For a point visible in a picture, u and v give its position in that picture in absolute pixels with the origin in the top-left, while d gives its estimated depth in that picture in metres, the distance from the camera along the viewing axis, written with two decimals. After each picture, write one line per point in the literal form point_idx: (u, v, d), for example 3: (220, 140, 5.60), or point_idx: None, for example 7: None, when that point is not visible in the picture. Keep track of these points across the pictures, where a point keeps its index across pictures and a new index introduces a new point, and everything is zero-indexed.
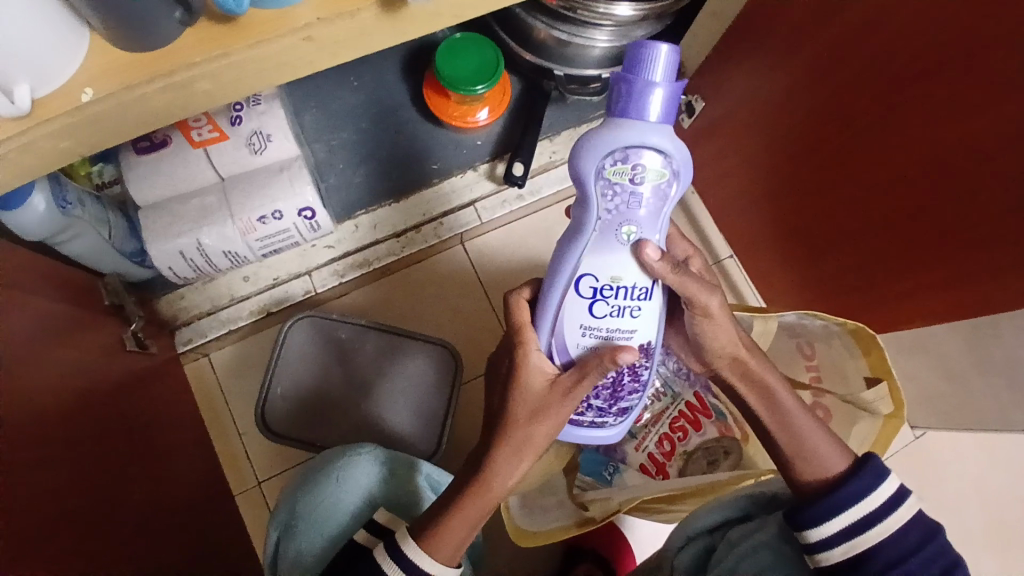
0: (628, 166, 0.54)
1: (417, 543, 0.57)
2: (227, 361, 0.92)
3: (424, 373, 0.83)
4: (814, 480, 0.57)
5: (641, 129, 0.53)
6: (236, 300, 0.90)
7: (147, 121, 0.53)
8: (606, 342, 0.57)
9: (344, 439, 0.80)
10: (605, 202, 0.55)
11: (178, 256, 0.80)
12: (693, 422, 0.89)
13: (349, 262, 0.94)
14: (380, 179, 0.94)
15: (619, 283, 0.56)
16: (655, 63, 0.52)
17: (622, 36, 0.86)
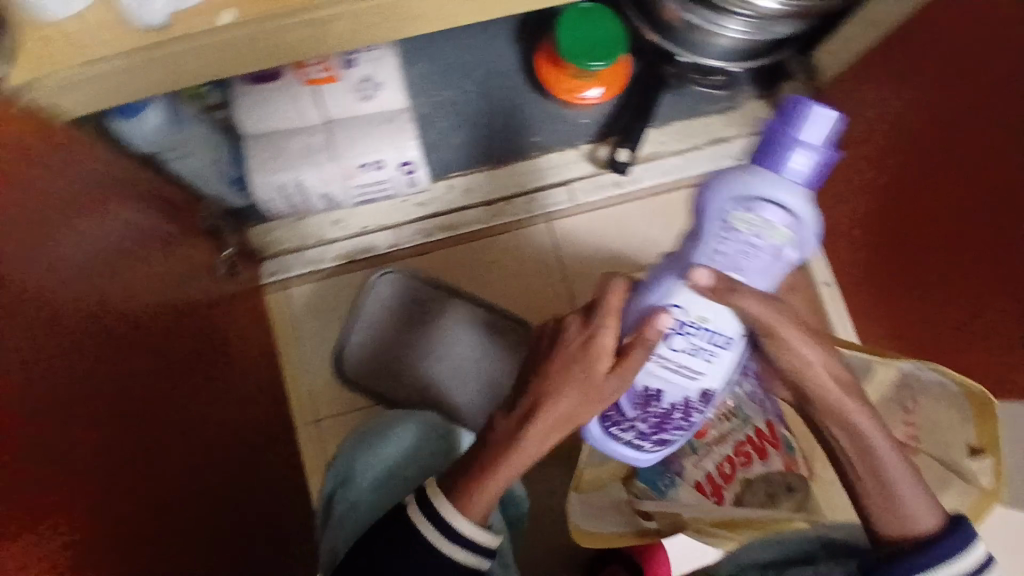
0: (755, 217, 0.51)
1: (450, 499, 0.51)
2: (305, 299, 0.92)
3: (498, 358, 0.83)
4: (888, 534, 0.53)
5: (777, 186, 0.50)
6: (324, 243, 0.91)
7: (279, 50, 0.52)
8: (671, 374, 0.56)
9: (403, 398, 0.83)
10: (719, 244, 0.52)
11: (278, 191, 0.81)
12: (757, 451, 0.88)
13: (438, 223, 0.92)
14: (480, 144, 0.93)
15: (703, 323, 0.55)
16: (812, 123, 0.48)
17: (759, 30, 0.79)
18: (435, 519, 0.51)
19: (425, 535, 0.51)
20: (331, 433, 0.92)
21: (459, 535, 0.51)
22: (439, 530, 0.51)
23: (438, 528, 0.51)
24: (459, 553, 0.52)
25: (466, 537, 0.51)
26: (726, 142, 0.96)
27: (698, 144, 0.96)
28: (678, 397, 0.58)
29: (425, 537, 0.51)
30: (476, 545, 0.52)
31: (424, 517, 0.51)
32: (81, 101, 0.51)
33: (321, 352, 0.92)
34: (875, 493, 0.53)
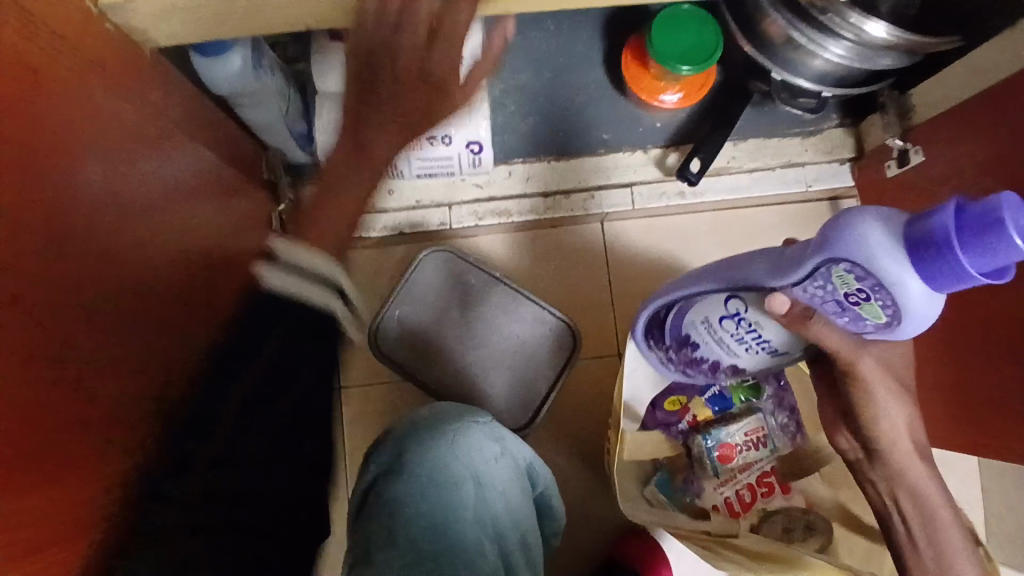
0: (856, 287, 0.48)
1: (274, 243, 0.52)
2: (347, 264, 0.91)
3: (547, 360, 0.79)
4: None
5: (900, 276, 0.45)
6: (376, 212, 0.88)
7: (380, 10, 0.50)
8: (711, 341, 0.62)
9: (442, 384, 0.77)
10: (808, 287, 0.50)
11: (342, 153, 0.79)
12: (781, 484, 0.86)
13: (491, 207, 0.90)
14: (549, 133, 0.90)
15: (756, 326, 0.57)
16: (985, 245, 0.41)
17: (862, 59, 0.76)
18: (283, 272, 0.50)
19: (274, 283, 0.49)
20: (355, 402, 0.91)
21: (296, 275, 0.50)
22: (286, 275, 0.50)
23: (289, 276, 0.50)
24: (315, 294, 0.50)
25: (303, 274, 0.50)
26: (799, 166, 0.93)
27: (769, 165, 0.93)
28: (710, 358, 0.65)
29: (277, 290, 0.49)
30: (315, 279, 0.51)
31: (271, 275, 0.50)
32: (165, 30, 0.51)
33: None
34: (930, 564, 0.56)
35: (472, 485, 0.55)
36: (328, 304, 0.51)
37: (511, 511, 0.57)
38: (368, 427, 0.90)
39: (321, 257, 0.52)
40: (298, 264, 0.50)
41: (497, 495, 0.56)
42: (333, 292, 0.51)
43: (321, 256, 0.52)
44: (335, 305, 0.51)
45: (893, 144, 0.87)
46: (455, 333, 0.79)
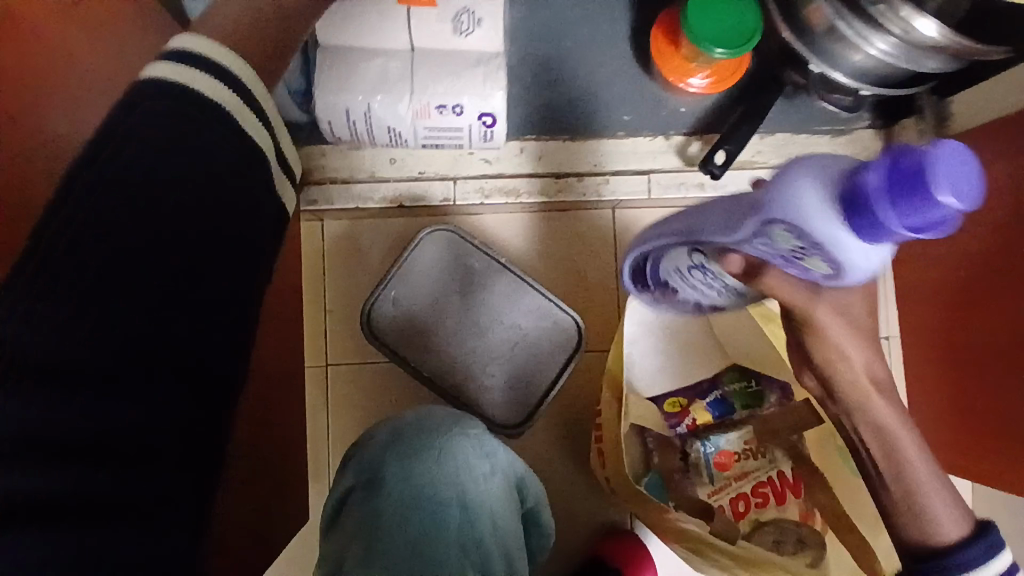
0: (795, 243, 0.43)
1: (175, 48, 0.40)
2: (340, 233, 0.85)
3: (552, 355, 0.75)
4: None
5: (833, 236, 0.40)
6: (374, 180, 0.81)
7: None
8: (682, 285, 0.59)
9: (436, 371, 0.73)
10: (752, 242, 0.45)
11: (342, 115, 0.72)
12: (777, 495, 0.78)
13: (499, 185, 0.83)
14: (566, 110, 0.84)
15: (718, 278, 0.53)
16: (924, 207, 0.36)
17: (905, 60, 0.72)
18: (173, 57, 0.39)
19: (173, 82, 0.38)
20: (341, 379, 0.86)
21: (201, 68, 0.40)
22: (181, 64, 0.39)
23: (180, 62, 0.39)
24: (225, 96, 0.40)
25: (214, 69, 0.40)
26: None
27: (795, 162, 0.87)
28: (690, 298, 0.62)
29: (164, 82, 0.38)
30: (225, 76, 0.40)
31: (155, 65, 0.39)
32: None
33: (345, 293, 0.86)
34: (899, 502, 0.50)
35: (460, 502, 0.51)
36: (240, 107, 0.41)
37: (499, 532, 0.52)
38: (353, 408, 0.86)
39: (236, 57, 0.42)
40: (199, 52, 0.40)
41: (486, 516, 0.51)
42: (252, 103, 0.42)
43: (227, 50, 0.41)
44: (252, 117, 0.41)
45: None
46: (451, 321, 0.74)
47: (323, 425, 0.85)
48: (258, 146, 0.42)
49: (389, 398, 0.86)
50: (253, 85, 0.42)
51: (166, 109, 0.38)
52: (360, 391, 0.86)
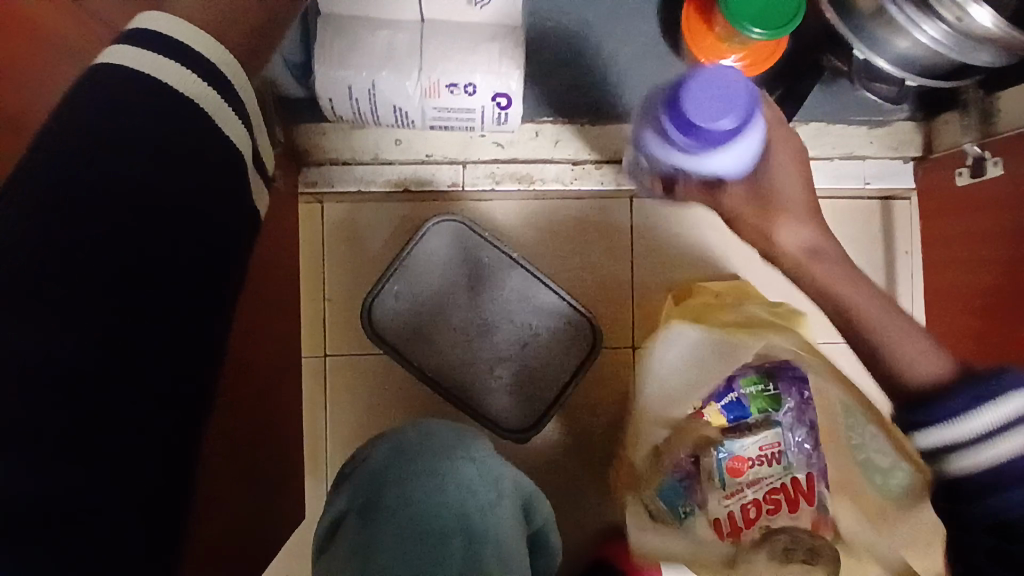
0: (658, 162, 0.60)
1: (139, 29, 0.34)
2: (341, 218, 0.80)
3: (564, 357, 0.70)
4: (955, 440, 0.45)
5: (668, 156, 0.57)
6: (378, 163, 0.76)
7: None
8: (646, 171, 0.67)
9: (439, 370, 0.69)
10: (644, 161, 0.64)
11: (345, 93, 0.66)
12: (791, 503, 0.70)
13: (510, 171, 0.78)
14: (586, 91, 0.77)
15: (652, 161, 0.62)
16: (692, 108, 0.52)
17: (956, 50, 0.67)
18: (135, 42, 0.34)
19: (142, 71, 0.34)
20: (340, 372, 0.82)
21: (170, 55, 0.34)
22: (142, 48, 0.34)
23: (143, 46, 0.34)
24: (198, 87, 0.35)
25: (184, 56, 0.35)
26: (859, 161, 0.84)
27: (828, 154, 0.83)
28: (654, 189, 0.69)
29: (120, 68, 0.34)
30: (197, 67, 0.35)
31: (113, 48, 0.34)
32: None
33: (344, 282, 0.81)
34: (882, 364, 0.51)
35: (466, 515, 0.47)
36: (213, 102, 0.35)
37: (503, 566, 0.46)
38: (351, 402, 0.82)
39: (221, 48, 0.36)
40: (168, 35, 0.34)
41: (491, 548, 0.46)
42: (232, 98, 0.36)
43: (208, 36, 0.36)
44: (230, 113, 0.36)
45: (969, 151, 0.75)
46: (454, 318, 0.69)
47: (320, 420, 0.81)
48: (233, 146, 0.36)
49: (388, 394, 0.82)
50: (237, 82, 0.37)
51: (146, 106, 0.34)
52: (359, 385, 0.82)
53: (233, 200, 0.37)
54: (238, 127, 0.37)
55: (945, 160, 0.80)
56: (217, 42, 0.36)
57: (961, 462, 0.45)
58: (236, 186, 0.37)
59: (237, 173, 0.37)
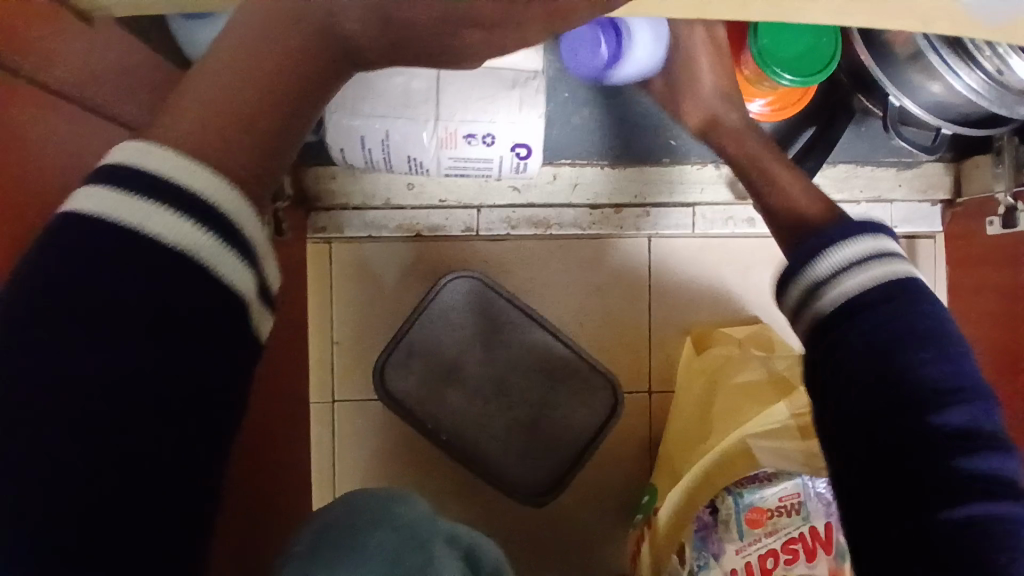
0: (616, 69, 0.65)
1: (128, 166, 0.32)
2: (352, 260, 0.76)
3: (581, 411, 0.70)
4: (828, 271, 0.47)
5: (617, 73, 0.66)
6: (391, 207, 0.74)
7: (448, 19, 0.34)
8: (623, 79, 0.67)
9: (453, 431, 0.69)
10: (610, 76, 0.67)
11: (357, 141, 0.63)
12: (809, 553, 0.62)
13: (528, 215, 0.76)
14: (606, 132, 0.75)
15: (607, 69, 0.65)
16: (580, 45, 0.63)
17: (997, 101, 0.62)
18: (116, 185, 0.31)
19: (131, 221, 0.31)
20: (350, 419, 0.78)
21: (157, 197, 0.32)
22: (127, 193, 0.31)
23: (128, 191, 0.31)
24: (195, 238, 0.32)
25: (178, 196, 0.32)
26: (887, 203, 0.80)
27: (856, 197, 0.80)
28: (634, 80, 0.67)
29: (97, 216, 0.31)
30: (191, 207, 0.32)
31: (89, 189, 0.31)
32: None
33: (352, 328, 0.77)
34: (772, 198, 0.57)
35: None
36: (210, 244, 0.32)
37: None
38: (359, 454, 0.78)
39: (218, 181, 0.33)
40: (159, 174, 0.32)
41: None
42: (236, 239, 0.33)
43: (205, 170, 0.33)
44: (229, 257, 0.33)
45: (1001, 199, 0.72)
46: (463, 373, 0.70)
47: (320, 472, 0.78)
48: (231, 288, 0.33)
49: (391, 444, 0.78)
50: (239, 217, 0.34)
51: None
52: (363, 436, 0.78)
53: (240, 339, 0.33)
54: (239, 265, 0.33)
55: (976, 206, 0.77)
56: (216, 176, 0.33)
57: (837, 290, 0.45)
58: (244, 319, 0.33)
59: (240, 312, 0.33)
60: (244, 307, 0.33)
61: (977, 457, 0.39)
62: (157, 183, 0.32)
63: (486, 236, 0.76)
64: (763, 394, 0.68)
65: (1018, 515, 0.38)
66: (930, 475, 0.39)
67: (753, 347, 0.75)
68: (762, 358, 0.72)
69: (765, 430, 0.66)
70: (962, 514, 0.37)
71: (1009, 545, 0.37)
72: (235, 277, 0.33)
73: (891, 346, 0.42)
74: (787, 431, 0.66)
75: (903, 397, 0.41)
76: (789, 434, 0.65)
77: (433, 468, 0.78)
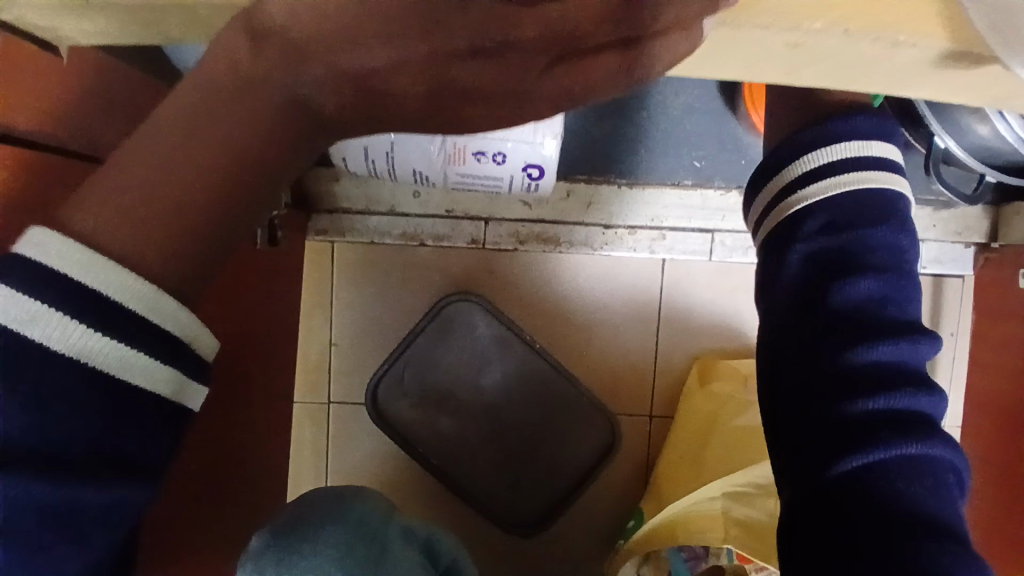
0: None
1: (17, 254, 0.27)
2: (351, 264, 0.72)
3: (583, 444, 0.71)
4: (818, 168, 0.46)
5: None
6: (395, 214, 0.71)
7: (453, 91, 0.29)
8: None
9: (441, 453, 0.71)
10: None
11: (360, 151, 0.59)
12: None
13: (537, 230, 0.72)
14: (627, 149, 0.70)
15: None
16: None
17: None
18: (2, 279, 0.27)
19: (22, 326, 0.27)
20: (342, 425, 0.73)
21: (55, 299, 0.27)
22: (17, 291, 0.27)
23: (18, 289, 0.27)
24: (99, 341, 0.28)
25: (75, 292, 0.27)
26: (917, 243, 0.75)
27: None
28: None
29: None
30: (97, 307, 0.28)
31: None
32: (83, 27, 0.31)
33: (347, 333, 0.73)
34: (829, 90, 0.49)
35: None
36: (118, 351, 0.28)
37: None
38: (346, 467, 0.73)
39: (125, 274, 0.28)
40: (53, 268, 0.27)
41: None
42: (150, 332, 0.29)
43: (109, 262, 0.28)
44: (139, 358, 0.28)
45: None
46: (461, 399, 0.72)
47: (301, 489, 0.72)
48: (145, 390, 0.29)
49: (382, 462, 0.73)
50: (154, 311, 0.29)
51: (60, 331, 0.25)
52: (350, 452, 0.73)
53: (167, 431, 0.30)
54: (153, 365, 0.29)
55: (1009, 256, 0.71)
56: (120, 269, 0.28)
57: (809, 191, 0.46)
58: (168, 408, 0.30)
59: (161, 407, 0.30)
60: (166, 403, 0.30)
61: (882, 396, 0.41)
62: (49, 274, 0.27)
63: (491, 250, 0.72)
64: (759, 445, 0.66)
65: (917, 455, 0.40)
66: (835, 408, 0.42)
67: None
68: None
69: (735, 491, 0.61)
70: (859, 454, 0.40)
71: (901, 484, 0.39)
72: (144, 377, 0.29)
73: (828, 267, 0.45)
74: (757, 499, 0.61)
75: (824, 320, 0.45)
76: (762, 502, 0.60)
77: (422, 492, 0.73)
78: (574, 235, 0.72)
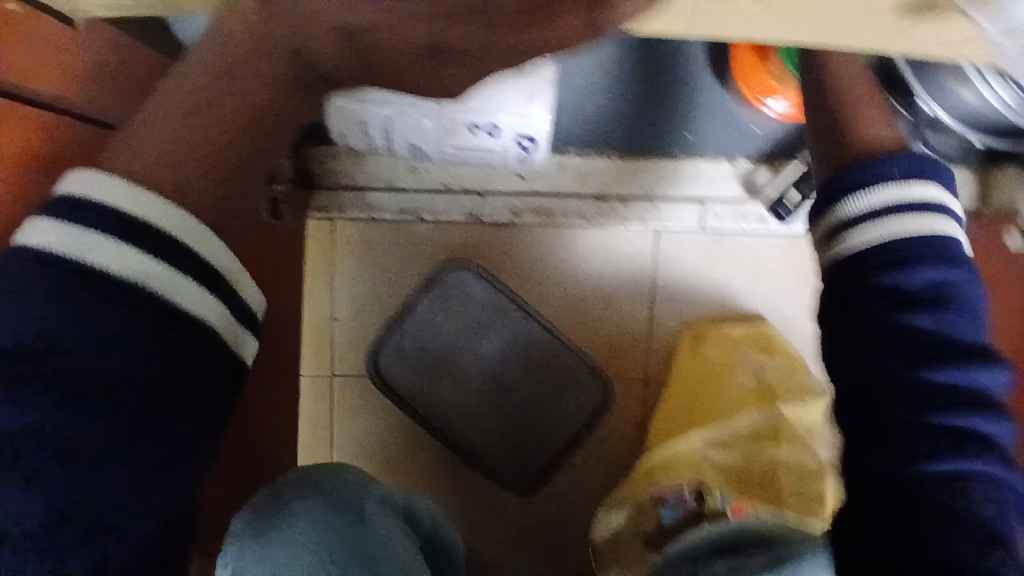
0: None
1: (77, 195, 0.35)
2: (351, 240, 0.74)
3: (580, 412, 0.74)
4: (873, 207, 0.43)
5: None
6: (394, 190, 0.73)
7: None
8: None
9: (442, 419, 0.73)
10: None
11: (357, 126, 0.61)
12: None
13: (532, 203, 0.74)
14: (619, 121, 0.72)
15: None
16: None
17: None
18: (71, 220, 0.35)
19: (93, 256, 0.35)
20: (346, 394, 0.75)
21: (117, 232, 0.35)
22: (86, 228, 0.35)
23: (86, 226, 0.35)
24: (156, 267, 0.36)
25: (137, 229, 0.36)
26: None
27: None
28: None
29: (60, 252, 0.34)
30: (155, 238, 0.36)
31: (45, 224, 0.35)
32: None
33: (350, 306, 0.75)
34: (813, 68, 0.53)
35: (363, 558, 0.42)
36: (168, 274, 0.36)
37: None
38: (350, 434, 0.75)
39: (175, 214, 0.37)
40: (116, 207, 0.36)
41: None
42: (195, 262, 0.37)
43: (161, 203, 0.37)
44: (188, 282, 0.37)
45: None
46: (460, 367, 0.74)
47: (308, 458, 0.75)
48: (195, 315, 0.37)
49: (385, 430, 0.75)
50: (203, 247, 0.38)
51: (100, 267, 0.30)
52: (355, 423, 0.75)
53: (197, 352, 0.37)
54: (198, 290, 0.37)
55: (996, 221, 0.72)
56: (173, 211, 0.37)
57: (864, 237, 0.42)
58: (204, 331, 0.37)
59: (200, 327, 0.37)
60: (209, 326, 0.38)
61: (945, 425, 0.38)
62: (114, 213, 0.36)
63: (488, 222, 0.74)
64: (744, 404, 0.68)
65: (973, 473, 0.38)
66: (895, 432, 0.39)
67: (751, 348, 0.72)
68: (755, 366, 0.71)
69: (715, 442, 0.66)
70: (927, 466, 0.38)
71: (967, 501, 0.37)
72: (193, 302, 0.37)
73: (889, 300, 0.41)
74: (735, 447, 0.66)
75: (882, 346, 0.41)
76: (739, 449, 0.66)
77: (424, 458, 0.75)
78: (568, 207, 0.74)
